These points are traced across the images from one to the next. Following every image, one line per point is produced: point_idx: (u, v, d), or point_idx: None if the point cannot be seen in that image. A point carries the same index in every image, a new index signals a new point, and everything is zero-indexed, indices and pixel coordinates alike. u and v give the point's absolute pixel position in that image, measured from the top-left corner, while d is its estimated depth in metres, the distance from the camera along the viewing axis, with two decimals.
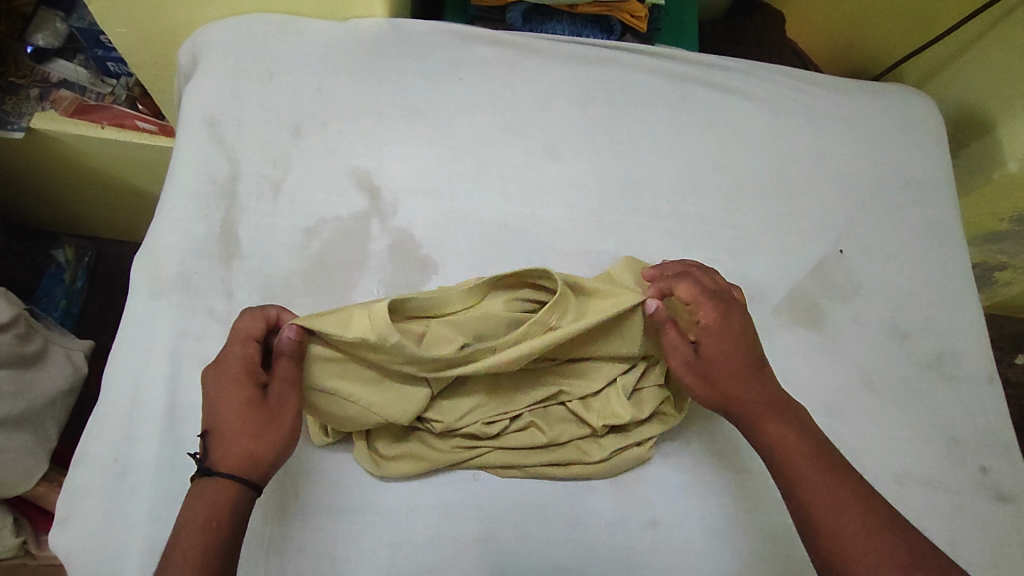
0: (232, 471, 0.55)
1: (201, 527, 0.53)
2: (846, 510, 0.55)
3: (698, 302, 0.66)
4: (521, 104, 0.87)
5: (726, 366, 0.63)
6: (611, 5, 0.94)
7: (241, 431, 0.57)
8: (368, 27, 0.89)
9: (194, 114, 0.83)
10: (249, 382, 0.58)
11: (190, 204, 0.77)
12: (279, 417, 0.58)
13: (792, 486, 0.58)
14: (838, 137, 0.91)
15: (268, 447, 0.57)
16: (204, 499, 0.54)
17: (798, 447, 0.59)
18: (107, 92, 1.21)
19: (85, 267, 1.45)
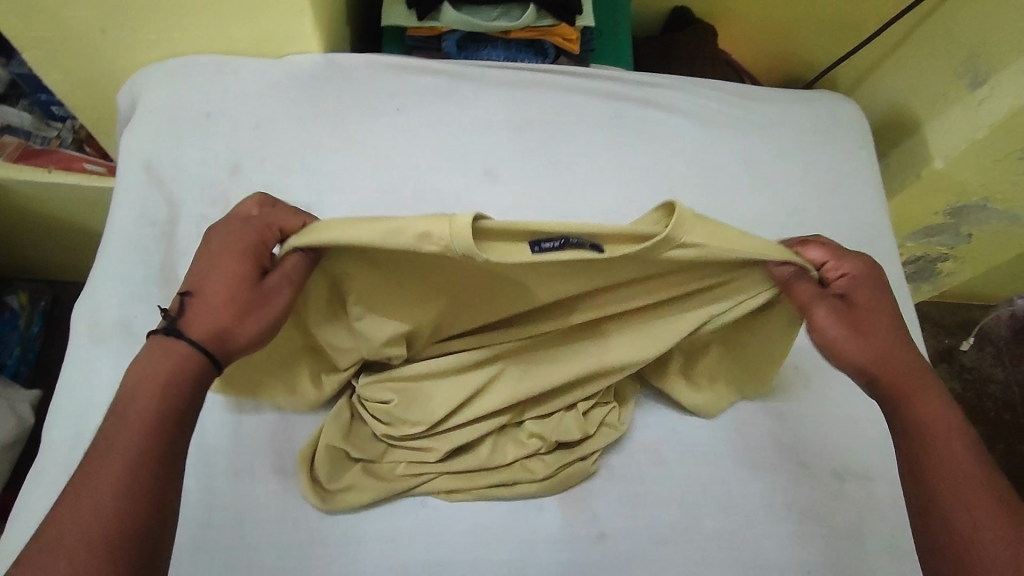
0: (201, 340, 0.56)
1: (157, 390, 0.52)
2: (976, 484, 0.55)
3: (846, 256, 0.65)
4: (458, 130, 0.89)
5: (882, 323, 0.63)
6: (543, 30, 0.95)
7: (224, 302, 0.57)
8: (304, 63, 0.90)
9: (132, 158, 0.83)
10: (250, 260, 0.59)
11: (130, 248, 0.77)
12: (265, 304, 0.58)
13: (923, 460, 0.57)
14: (768, 146, 0.95)
15: (238, 325, 0.57)
16: (162, 360, 0.54)
17: (948, 426, 0.59)
18: (53, 136, 1.22)
19: (42, 311, 1.43)
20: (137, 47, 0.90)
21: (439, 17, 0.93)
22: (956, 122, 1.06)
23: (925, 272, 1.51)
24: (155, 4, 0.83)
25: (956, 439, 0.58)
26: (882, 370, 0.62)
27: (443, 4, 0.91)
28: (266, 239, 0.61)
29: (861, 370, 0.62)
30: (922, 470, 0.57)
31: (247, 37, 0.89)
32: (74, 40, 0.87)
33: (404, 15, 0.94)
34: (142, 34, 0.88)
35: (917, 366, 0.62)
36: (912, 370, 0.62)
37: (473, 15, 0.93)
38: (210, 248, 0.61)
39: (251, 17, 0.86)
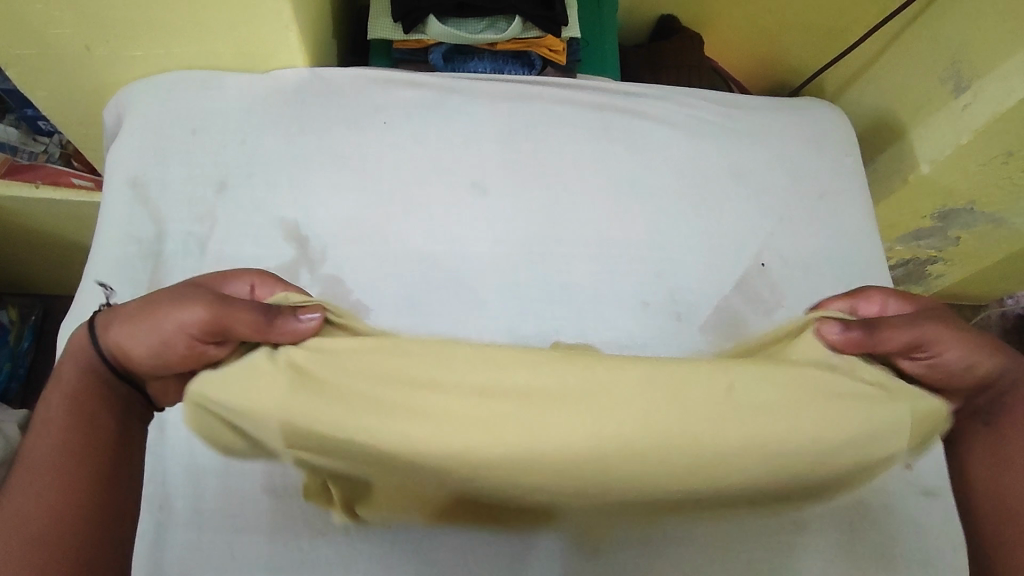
0: (102, 326, 0.57)
1: (70, 398, 0.55)
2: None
3: (864, 291, 0.66)
4: (445, 143, 0.89)
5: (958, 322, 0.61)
6: (528, 42, 0.95)
7: (148, 304, 0.56)
8: (290, 78, 0.90)
9: (118, 177, 0.83)
10: (203, 287, 0.56)
11: (117, 268, 0.77)
12: (167, 319, 0.53)
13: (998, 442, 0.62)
14: (755, 155, 0.95)
15: (138, 329, 0.55)
16: (74, 353, 0.57)
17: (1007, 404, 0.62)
18: (39, 150, 1.22)
19: (31, 326, 1.41)
20: (122, 65, 0.90)
21: (425, 30, 0.93)
22: (942, 127, 1.07)
23: (916, 273, 1.51)
24: (139, 22, 0.82)
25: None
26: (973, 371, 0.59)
27: (429, 17, 0.91)
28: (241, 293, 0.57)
29: (944, 378, 0.59)
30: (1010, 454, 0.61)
31: (232, 53, 0.89)
32: (58, 59, 0.87)
33: (390, 29, 0.94)
34: (126, 51, 0.87)
35: (1019, 362, 0.62)
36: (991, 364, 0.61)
37: (460, 27, 0.93)
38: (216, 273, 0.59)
39: (235, 33, 0.85)
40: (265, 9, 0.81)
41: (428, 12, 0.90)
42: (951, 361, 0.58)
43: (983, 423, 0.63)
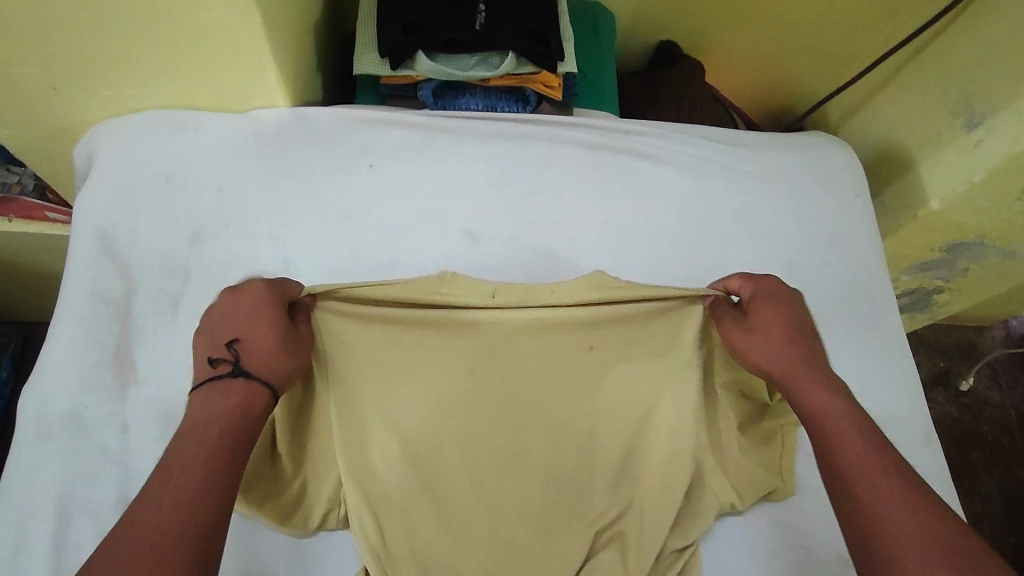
0: (266, 378, 0.57)
1: (231, 422, 0.53)
2: (867, 469, 0.53)
3: (739, 276, 0.69)
4: (434, 189, 0.84)
5: (784, 330, 0.64)
6: (522, 77, 0.90)
7: (283, 350, 0.59)
8: (269, 119, 0.85)
9: (85, 227, 0.78)
10: (286, 311, 0.61)
11: (80, 329, 0.72)
12: (305, 350, 0.61)
13: (823, 444, 0.56)
14: (761, 197, 0.91)
15: (296, 369, 0.60)
16: (237, 398, 0.55)
17: (841, 413, 0.57)
18: (13, 181, 1.14)
19: (10, 355, 1.36)
20: (91, 103, 0.85)
21: (413, 65, 0.87)
22: (953, 163, 1.02)
23: (921, 302, 1.47)
24: (108, 59, 0.77)
25: (856, 429, 0.56)
26: (782, 372, 0.62)
27: (417, 53, 0.86)
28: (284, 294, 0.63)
29: (769, 376, 0.63)
30: (826, 454, 0.55)
31: (209, 92, 0.84)
32: (23, 99, 0.82)
33: (376, 63, 0.89)
34: (96, 90, 0.82)
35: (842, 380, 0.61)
36: (814, 373, 0.61)
37: (450, 63, 0.88)
38: (236, 305, 0.59)
39: (211, 72, 0.80)
40: (242, 48, 0.76)
41: (416, 48, 0.85)
42: (751, 355, 0.63)
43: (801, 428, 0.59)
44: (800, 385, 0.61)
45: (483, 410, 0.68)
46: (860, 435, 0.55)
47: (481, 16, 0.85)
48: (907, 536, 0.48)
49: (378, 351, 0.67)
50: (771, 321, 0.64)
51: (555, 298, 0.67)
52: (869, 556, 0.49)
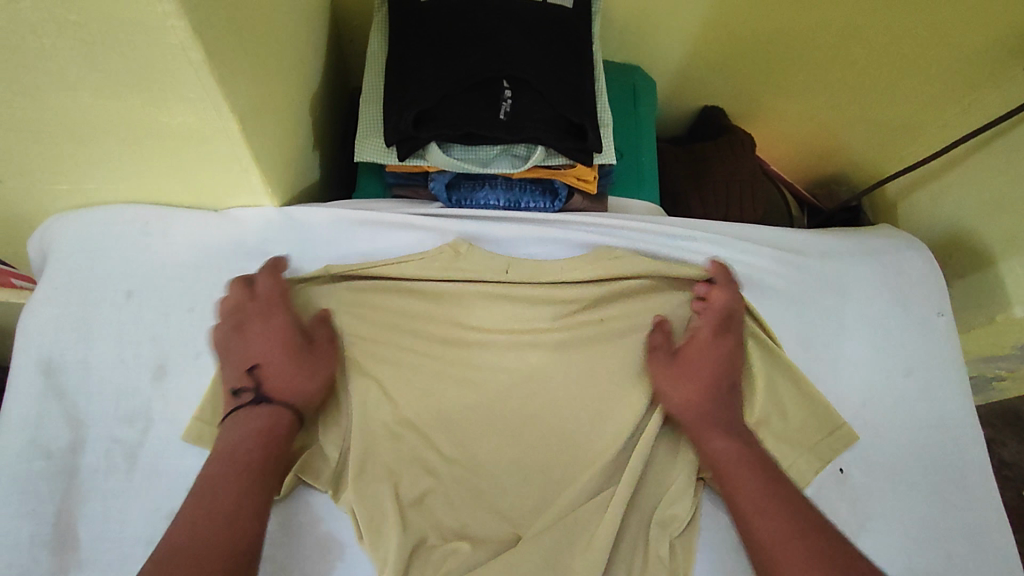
0: (286, 402, 0.61)
1: (266, 448, 0.58)
2: (769, 511, 0.58)
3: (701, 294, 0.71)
4: (442, 315, 0.69)
5: (703, 376, 0.66)
6: (553, 171, 0.77)
7: (297, 370, 0.62)
8: (251, 221, 0.71)
9: (26, 356, 0.65)
10: (295, 330, 0.64)
11: (14, 492, 0.60)
12: (322, 362, 0.64)
13: (728, 489, 0.61)
14: (829, 317, 0.77)
15: (317, 386, 0.63)
16: (264, 424, 0.59)
17: (739, 457, 0.62)
18: None
19: None
20: (44, 197, 0.72)
21: (424, 156, 0.75)
22: None
23: (980, 386, 1.31)
24: (60, 157, 0.64)
25: (752, 471, 0.61)
26: (689, 416, 0.65)
27: (429, 145, 0.73)
28: (272, 306, 0.65)
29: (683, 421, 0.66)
30: (732, 498, 0.60)
31: (181, 189, 0.70)
32: None
33: (382, 151, 0.76)
34: (48, 184, 0.69)
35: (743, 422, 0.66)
36: (722, 420, 0.65)
37: (468, 155, 0.75)
38: (249, 332, 0.63)
39: (183, 174, 0.67)
40: (219, 153, 0.63)
41: (428, 142, 0.73)
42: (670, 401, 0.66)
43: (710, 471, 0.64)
44: (708, 434, 0.64)
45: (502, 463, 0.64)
46: (759, 480, 0.60)
47: (506, 104, 0.72)
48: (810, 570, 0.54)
49: (397, 375, 0.66)
50: (698, 360, 0.67)
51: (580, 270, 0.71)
52: None
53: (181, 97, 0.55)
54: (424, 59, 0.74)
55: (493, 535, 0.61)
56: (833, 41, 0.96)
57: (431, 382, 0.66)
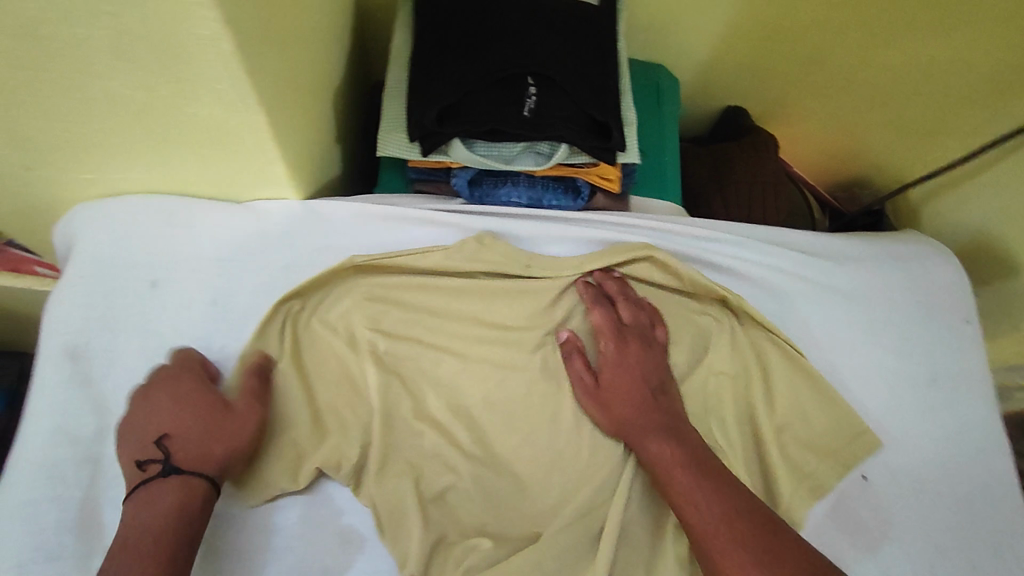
0: (200, 468, 0.56)
1: (172, 523, 0.53)
2: (709, 515, 0.55)
3: (595, 302, 0.69)
4: (462, 309, 0.69)
5: (624, 387, 0.64)
6: (576, 169, 0.77)
7: (218, 434, 0.58)
8: (275, 214, 0.71)
9: (53, 345, 0.66)
10: (214, 395, 0.61)
11: (40, 477, 0.61)
12: (244, 424, 0.59)
13: (669, 495, 0.59)
14: (854, 322, 0.76)
15: (239, 451, 0.59)
16: (173, 498, 0.54)
17: (673, 460, 0.60)
18: None
19: None
20: (71, 186, 0.72)
21: (447, 152, 0.74)
22: None
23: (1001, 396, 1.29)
24: (88, 146, 0.65)
25: (688, 475, 0.58)
26: (623, 428, 0.63)
27: (453, 140, 0.73)
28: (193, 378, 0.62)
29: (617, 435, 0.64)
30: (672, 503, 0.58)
31: (206, 181, 0.70)
32: None
33: (404, 146, 0.76)
34: (76, 173, 0.70)
35: (679, 420, 0.63)
36: (655, 426, 0.62)
37: (491, 152, 0.75)
38: (158, 400, 0.60)
39: (209, 166, 0.67)
40: (246, 145, 0.63)
41: (451, 137, 0.72)
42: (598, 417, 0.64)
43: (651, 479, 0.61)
44: (645, 444, 0.61)
45: (522, 462, 0.65)
46: (696, 483, 0.58)
47: (531, 101, 0.72)
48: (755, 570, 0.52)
49: (418, 371, 0.67)
50: (617, 371, 0.65)
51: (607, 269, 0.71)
52: None
53: (213, 89, 0.56)
54: (450, 54, 0.74)
55: (515, 534, 0.62)
56: (863, 42, 0.96)
57: (452, 379, 0.67)
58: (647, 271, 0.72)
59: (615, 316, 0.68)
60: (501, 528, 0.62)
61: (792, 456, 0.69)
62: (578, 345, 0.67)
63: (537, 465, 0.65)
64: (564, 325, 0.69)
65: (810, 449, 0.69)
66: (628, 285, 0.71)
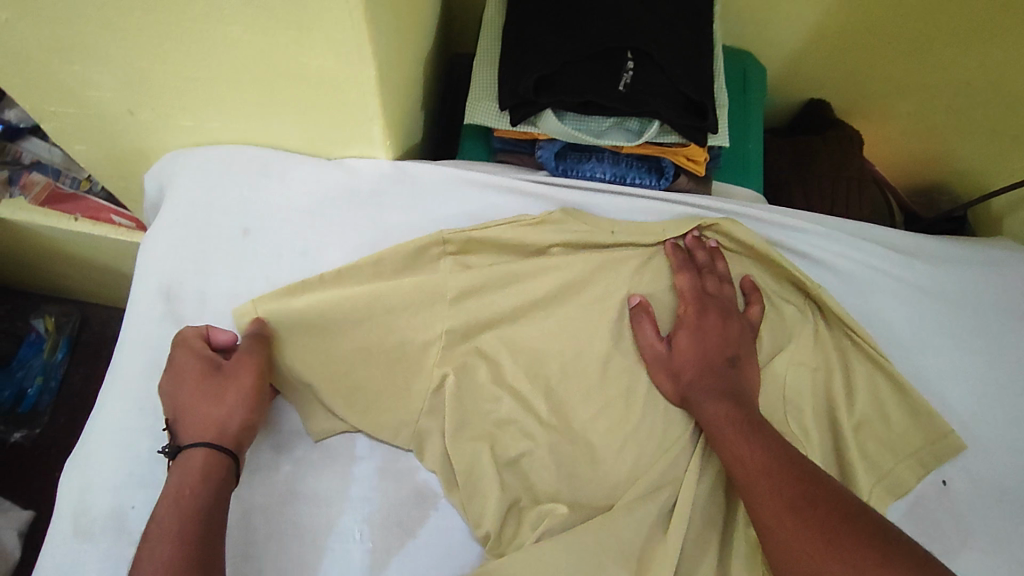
0: (202, 438, 0.57)
1: (175, 501, 0.54)
2: (765, 475, 0.56)
3: (680, 268, 0.69)
4: (545, 284, 0.67)
5: (695, 353, 0.65)
6: (665, 148, 0.76)
7: (207, 400, 0.58)
8: (367, 172, 0.73)
9: (149, 283, 0.69)
10: (201, 361, 0.60)
11: (135, 407, 0.64)
12: (234, 384, 0.59)
13: (728, 455, 0.59)
14: (942, 324, 0.74)
15: (233, 411, 0.58)
16: (175, 476, 0.55)
17: (733, 423, 0.60)
18: (84, 177, 0.98)
19: (68, 337, 1.21)
20: (170, 133, 0.74)
21: (536, 123, 0.74)
22: None
23: None
24: (196, 92, 0.66)
25: (748, 438, 0.59)
26: (689, 389, 0.64)
27: (545, 111, 0.73)
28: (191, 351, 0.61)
29: (680, 397, 0.64)
30: (731, 463, 0.59)
31: (302, 135, 0.72)
32: (100, 119, 0.72)
33: (494, 115, 0.76)
34: (175, 120, 0.71)
35: (746, 390, 0.64)
36: (721, 390, 0.63)
37: (581, 126, 0.74)
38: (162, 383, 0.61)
39: (309, 119, 0.68)
40: (349, 99, 0.64)
41: (545, 107, 0.72)
42: (659, 378, 0.65)
43: (709, 441, 0.62)
44: (708, 407, 0.62)
45: (597, 434, 0.64)
46: (757, 446, 0.58)
47: (627, 75, 0.70)
48: (802, 528, 0.51)
49: (499, 336, 0.67)
50: (689, 335, 0.66)
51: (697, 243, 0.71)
52: (774, 554, 0.52)
53: (327, 38, 0.56)
54: (546, 24, 0.74)
55: (586, 503, 0.63)
56: (964, 37, 0.92)
57: (533, 346, 0.67)
58: (745, 243, 0.72)
59: (700, 284, 0.68)
60: (574, 496, 0.63)
61: (870, 453, 0.68)
62: (647, 309, 0.67)
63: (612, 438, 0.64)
64: (636, 291, 0.69)
65: (889, 448, 0.68)
66: (721, 256, 0.71)
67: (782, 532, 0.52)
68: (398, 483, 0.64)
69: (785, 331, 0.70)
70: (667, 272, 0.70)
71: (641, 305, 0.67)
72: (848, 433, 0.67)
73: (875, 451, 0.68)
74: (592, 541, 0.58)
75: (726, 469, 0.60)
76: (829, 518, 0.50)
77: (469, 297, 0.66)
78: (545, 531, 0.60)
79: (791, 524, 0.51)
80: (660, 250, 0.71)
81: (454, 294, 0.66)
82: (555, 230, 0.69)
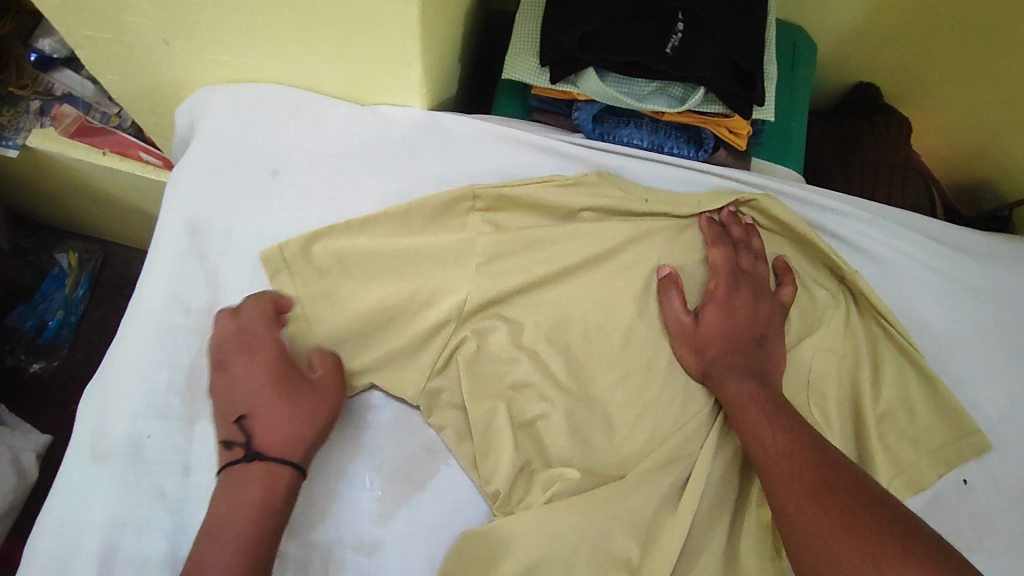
0: (290, 455, 0.55)
1: (264, 512, 0.53)
2: (787, 459, 0.54)
3: (714, 244, 0.67)
4: (574, 248, 0.66)
5: (721, 331, 0.64)
6: (707, 118, 0.73)
7: (292, 410, 0.57)
8: (399, 121, 0.71)
9: (174, 217, 0.68)
10: (284, 362, 0.58)
11: (155, 340, 0.64)
12: (326, 401, 0.58)
13: (749, 436, 0.58)
14: (980, 322, 0.71)
15: (317, 429, 0.57)
16: (260, 486, 0.54)
17: (755, 404, 0.59)
18: (114, 112, 0.95)
19: (90, 273, 1.22)
20: (203, 67, 0.73)
21: (577, 82, 0.72)
22: None
23: None
24: (231, 25, 0.65)
25: (771, 420, 0.57)
26: (713, 367, 0.62)
27: (588, 69, 0.70)
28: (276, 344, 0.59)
29: (703, 374, 0.63)
30: (751, 444, 0.58)
31: (336, 77, 0.70)
32: (133, 47, 0.71)
33: (532, 71, 0.74)
34: (209, 53, 0.70)
35: (773, 373, 0.62)
36: (746, 370, 0.61)
37: (622, 88, 0.72)
38: (238, 371, 0.58)
39: (345, 59, 0.67)
40: (388, 40, 0.62)
41: (588, 65, 0.69)
42: (684, 355, 0.64)
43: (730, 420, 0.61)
44: (730, 386, 0.61)
45: (614, 405, 0.63)
46: (780, 428, 0.57)
47: (676, 38, 0.68)
48: (822, 515, 0.50)
49: (523, 298, 0.65)
50: (717, 313, 0.64)
51: (732, 219, 0.69)
52: (790, 538, 0.51)
53: None
54: None
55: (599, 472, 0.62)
56: None
57: (556, 310, 0.65)
58: (782, 222, 0.70)
59: (736, 263, 0.66)
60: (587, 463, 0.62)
61: (892, 446, 0.66)
62: (677, 281, 0.66)
63: (629, 413, 0.63)
64: (667, 264, 0.67)
65: (914, 442, 0.66)
66: (757, 233, 0.69)
67: (801, 517, 0.51)
68: (410, 435, 0.63)
69: (815, 315, 0.68)
70: (699, 246, 0.69)
71: (669, 277, 0.66)
72: (871, 425, 0.66)
73: (898, 444, 0.66)
74: (602, 508, 0.58)
75: (746, 449, 0.59)
76: (850, 505, 0.49)
77: (495, 257, 0.65)
78: (556, 494, 0.60)
79: (811, 511, 0.50)
80: (695, 223, 0.69)
81: (481, 250, 0.65)
82: (587, 196, 0.68)
